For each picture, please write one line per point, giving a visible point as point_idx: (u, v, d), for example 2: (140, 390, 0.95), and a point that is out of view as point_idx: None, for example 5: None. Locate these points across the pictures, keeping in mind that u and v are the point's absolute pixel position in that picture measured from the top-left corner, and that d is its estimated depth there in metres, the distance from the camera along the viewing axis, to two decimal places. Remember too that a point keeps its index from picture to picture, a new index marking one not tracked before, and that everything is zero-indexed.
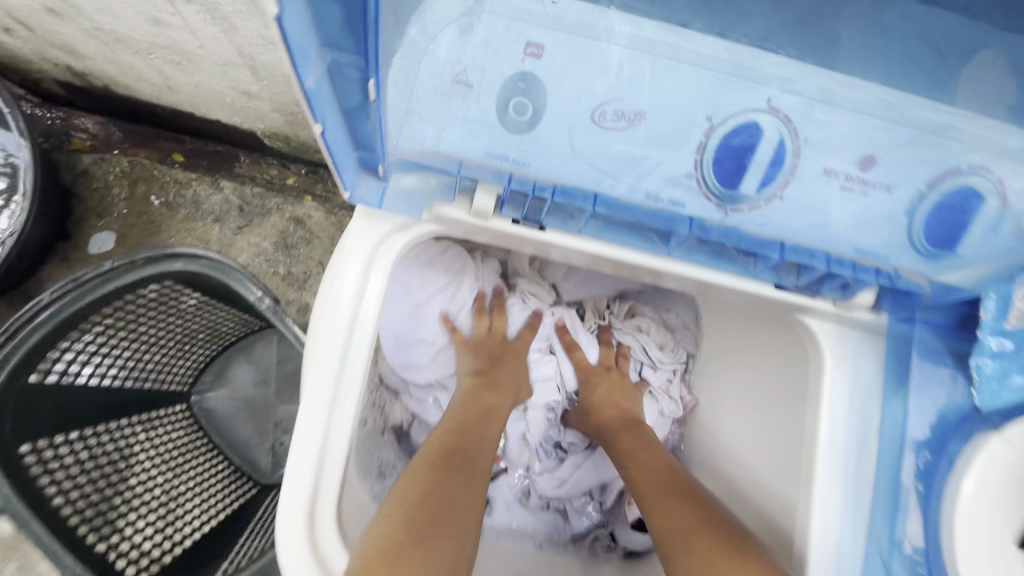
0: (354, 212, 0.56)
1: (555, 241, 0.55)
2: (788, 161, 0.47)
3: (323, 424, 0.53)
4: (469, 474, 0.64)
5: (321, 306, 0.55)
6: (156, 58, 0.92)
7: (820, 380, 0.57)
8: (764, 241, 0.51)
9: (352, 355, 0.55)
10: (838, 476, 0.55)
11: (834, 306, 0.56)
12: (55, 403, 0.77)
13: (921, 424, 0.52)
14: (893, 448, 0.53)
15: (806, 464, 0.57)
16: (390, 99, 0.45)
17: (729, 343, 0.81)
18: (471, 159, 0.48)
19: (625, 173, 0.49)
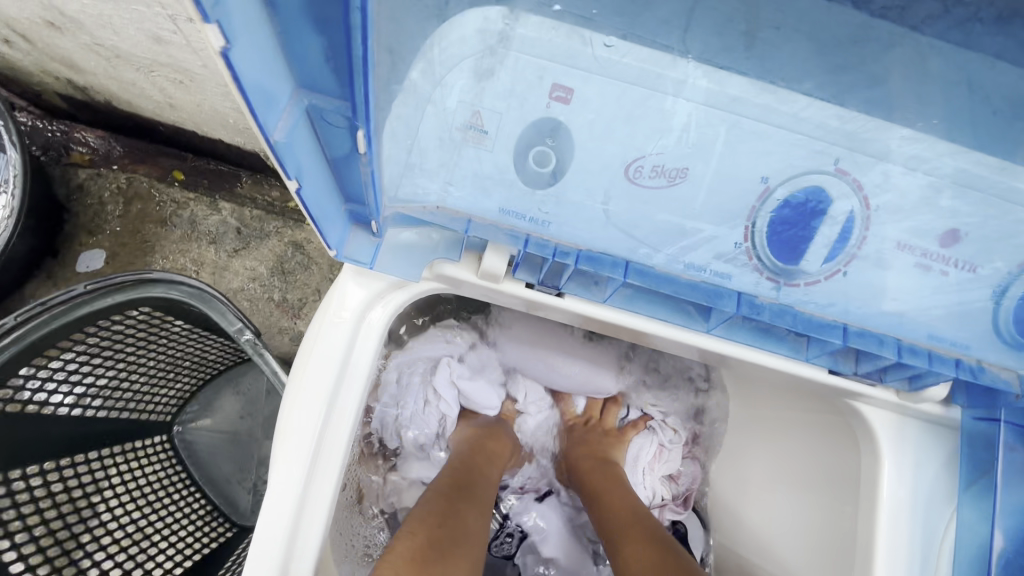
0: (344, 268, 0.52)
1: (573, 307, 0.51)
2: (857, 236, 0.44)
3: (300, 489, 0.49)
4: (475, 500, 0.62)
5: (302, 359, 0.51)
6: (158, 76, 0.89)
7: (878, 484, 0.52)
8: (823, 323, 0.47)
9: (336, 412, 0.51)
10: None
11: (897, 396, 0.52)
12: (12, 433, 0.72)
13: (1002, 539, 0.48)
14: (971, 563, 0.49)
15: (861, 573, 0.52)
16: (388, 149, 0.41)
17: (748, 413, 0.74)
18: (480, 217, 0.44)
19: (667, 244, 0.46)
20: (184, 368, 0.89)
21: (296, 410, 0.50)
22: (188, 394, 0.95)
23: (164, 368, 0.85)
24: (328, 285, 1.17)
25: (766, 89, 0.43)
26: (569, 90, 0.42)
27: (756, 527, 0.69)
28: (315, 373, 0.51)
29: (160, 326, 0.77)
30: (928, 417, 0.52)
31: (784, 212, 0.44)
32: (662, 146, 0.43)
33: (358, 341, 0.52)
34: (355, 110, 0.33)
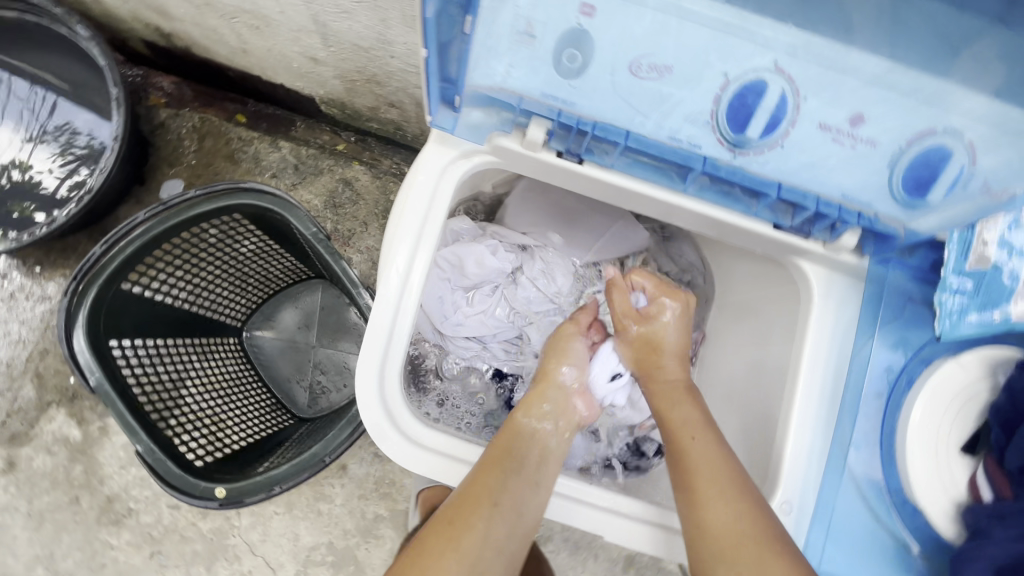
0: (428, 139, 0.60)
1: (586, 174, 0.58)
2: (787, 118, 0.49)
3: (385, 333, 0.57)
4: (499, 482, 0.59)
5: (391, 236, 0.58)
6: (238, 23, 1.03)
7: (808, 323, 0.62)
8: (764, 180, 0.53)
9: (411, 279, 0.58)
10: (815, 400, 0.60)
11: (823, 247, 0.60)
12: (139, 311, 0.85)
13: (887, 352, 0.59)
14: (860, 374, 0.59)
15: (787, 393, 0.61)
16: (478, 33, 0.47)
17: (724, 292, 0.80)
18: (530, 95, 0.51)
19: (653, 111, 0.51)
20: (254, 282, 1.03)
21: (383, 278, 0.57)
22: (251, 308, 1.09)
23: (241, 276, 0.99)
24: (373, 219, 1.32)
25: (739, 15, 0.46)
26: (594, 5, 0.46)
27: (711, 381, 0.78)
28: (397, 243, 0.58)
29: (243, 234, 0.90)
30: (848, 269, 0.60)
31: (735, 100, 0.49)
32: (654, 44, 0.48)
33: (426, 225, 0.59)
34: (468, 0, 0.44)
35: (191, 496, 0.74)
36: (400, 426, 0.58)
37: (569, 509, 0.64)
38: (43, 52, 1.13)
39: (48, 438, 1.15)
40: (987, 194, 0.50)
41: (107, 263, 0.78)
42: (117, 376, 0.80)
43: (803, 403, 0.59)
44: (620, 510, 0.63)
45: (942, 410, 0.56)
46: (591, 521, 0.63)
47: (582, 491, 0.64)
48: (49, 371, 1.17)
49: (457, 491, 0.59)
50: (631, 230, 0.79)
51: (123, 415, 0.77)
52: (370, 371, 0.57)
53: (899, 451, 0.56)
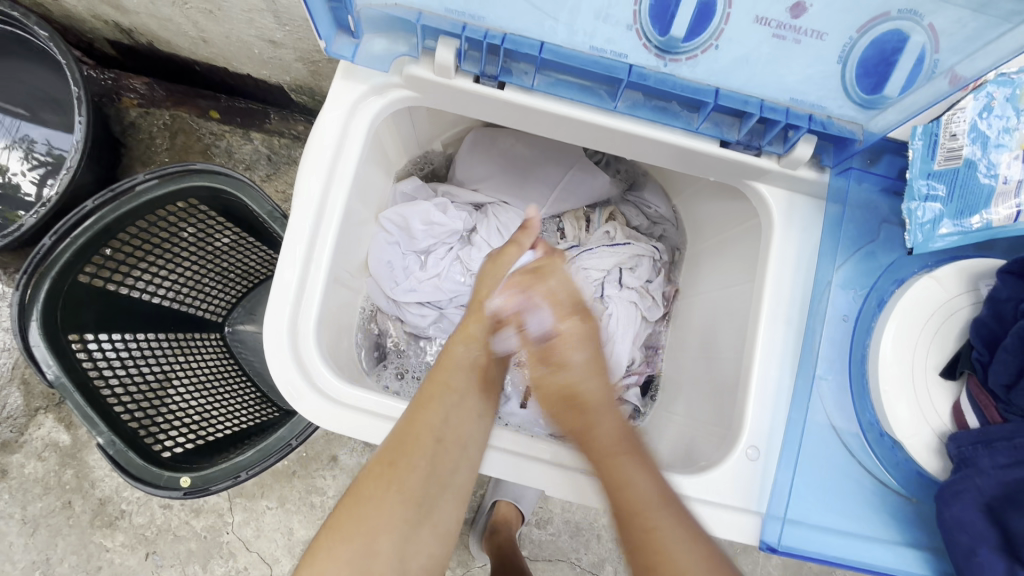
0: (335, 71, 0.56)
1: (513, 100, 0.55)
2: (719, 12, 0.45)
3: (299, 284, 0.55)
4: (423, 445, 0.57)
5: (301, 174, 0.55)
6: (191, 9, 1.01)
7: (768, 250, 0.60)
8: (698, 87, 0.51)
9: (325, 223, 0.56)
10: (777, 329, 0.58)
11: (777, 162, 0.57)
12: (101, 305, 0.83)
13: (848, 271, 0.57)
14: (822, 294, 0.57)
15: (751, 322, 0.60)
16: None
17: (701, 232, 0.76)
18: (429, 10, 0.48)
19: (561, 11, 0.47)
20: (235, 275, 1.00)
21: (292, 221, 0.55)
22: (234, 303, 1.06)
23: (219, 269, 0.96)
24: None
25: None
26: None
27: (686, 331, 0.76)
28: (308, 183, 0.55)
29: (211, 224, 0.88)
30: (810, 185, 0.58)
31: (656, 7, 0.45)
32: None
33: (336, 175, 0.56)
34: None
35: (153, 486, 0.72)
36: (323, 381, 0.56)
37: (543, 476, 0.59)
38: (8, 59, 1.10)
39: (38, 445, 1.15)
40: (956, 85, 0.46)
41: (59, 254, 0.76)
42: (77, 370, 0.78)
43: (768, 332, 0.58)
44: (587, 470, 0.59)
45: (920, 325, 0.52)
46: (559, 484, 0.58)
47: (552, 453, 0.60)
48: (34, 376, 1.16)
49: (394, 450, 0.56)
50: (594, 176, 0.78)
51: (83, 408, 0.75)
52: (281, 335, 0.54)
53: (872, 376, 0.53)
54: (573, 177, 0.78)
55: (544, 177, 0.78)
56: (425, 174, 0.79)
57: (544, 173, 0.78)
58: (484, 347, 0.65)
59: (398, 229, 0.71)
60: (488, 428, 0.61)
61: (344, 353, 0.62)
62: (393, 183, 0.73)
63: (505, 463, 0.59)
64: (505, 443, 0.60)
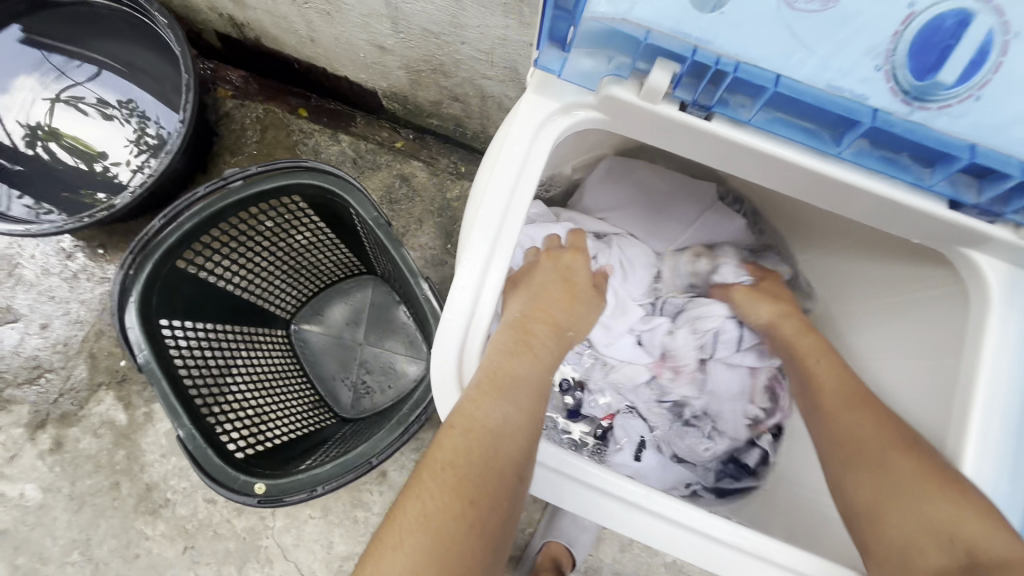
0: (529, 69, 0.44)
1: (716, 138, 0.40)
2: (990, 62, 0.32)
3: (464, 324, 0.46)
4: (514, 388, 0.47)
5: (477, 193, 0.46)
6: (309, 9, 1.02)
7: (981, 332, 0.48)
8: (946, 140, 0.35)
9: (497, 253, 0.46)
10: (995, 428, 0.46)
11: (1015, 237, 0.39)
12: (190, 291, 0.82)
13: None
14: None
15: (957, 416, 0.48)
16: None
17: (865, 289, 0.68)
18: (666, 27, 0.34)
19: (822, 42, 0.34)
20: (309, 274, 0.99)
21: (467, 241, 0.45)
22: (302, 301, 1.05)
23: (296, 266, 0.96)
24: (428, 217, 1.28)
25: None
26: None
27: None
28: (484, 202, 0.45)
29: (301, 219, 0.87)
30: None
31: (924, 36, 0.32)
32: None
33: (521, 183, 0.45)
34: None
35: (228, 490, 0.69)
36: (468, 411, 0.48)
37: (681, 543, 0.51)
38: (117, 40, 1.11)
39: (95, 421, 1.14)
40: None
41: (165, 238, 0.75)
42: (165, 356, 0.77)
43: (976, 439, 0.46)
44: (752, 552, 0.50)
45: None
46: (707, 557, 0.50)
47: (703, 521, 0.51)
48: (102, 352, 1.16)
49: (491, 379, 0.46)
50: (725, 219, 0.78)
51: (168, 397, 0.73)
52: (447, 358, 0.46)
53: None
54: (693, 208, 0.78)
55: (672, 215, 0.79)
56: (549, 197, 0.79)
57: (664, 202, 0.78)
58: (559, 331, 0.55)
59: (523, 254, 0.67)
60: (598, 469, 0.51)
61: None
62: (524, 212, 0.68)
63: (608, 508, 0.50)
64: (605, 484, 0.50)
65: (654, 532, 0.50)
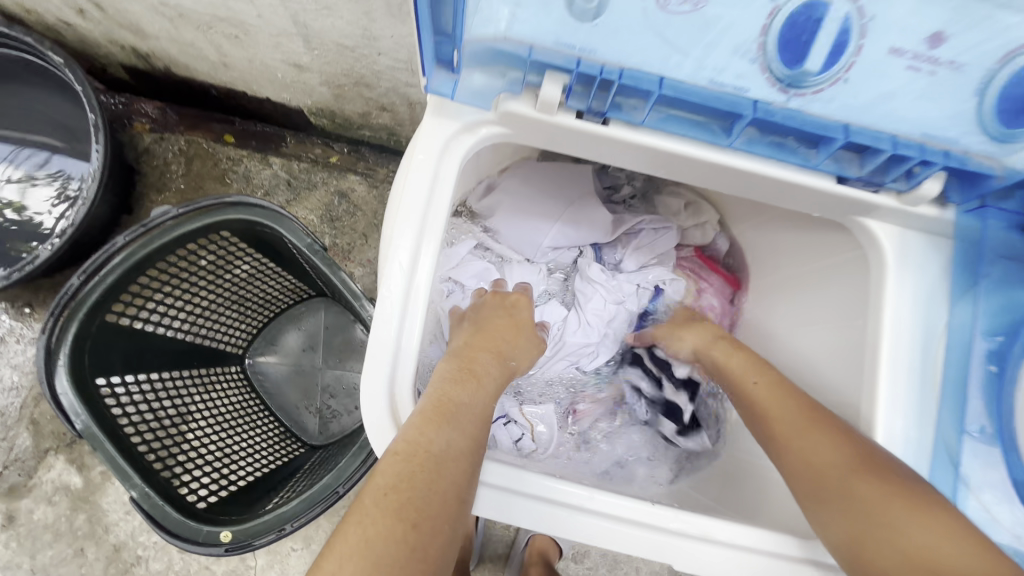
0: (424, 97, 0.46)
1: (619, 142, 0.41)
2: (852, 44, 0.34)
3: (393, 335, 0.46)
4: (457, 416, 0.47)
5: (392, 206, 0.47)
6: (215, 33, 0.97)
7: (881, 290, 0.51)
8: (824, 123, 0.37)
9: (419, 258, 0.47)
10: (904, 381, 0.49)
11: (897, 202, 0.42)
12: (128, 345, 0.79)
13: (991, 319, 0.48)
14: (964, 347, 0.48)
15: (867, 371, 0.51)
16: None
17: (786, 263, 0.69)
18: (548, 44, 0.35)
19: (692, 45, 0.35)
20: (254, 304, 0.94)
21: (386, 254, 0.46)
22: (254, 333, 1.01)
23: (241, 299, 0.91)
24: (372, 230, 1.27)
25: None
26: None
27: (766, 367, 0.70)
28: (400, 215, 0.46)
29: (239, 256, 0.83)
30: (927, 222, 0.50)
31: (792, 27, 0.34)
32: None
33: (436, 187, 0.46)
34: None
35: (194, 543, 0.67)
36: None
37: (628, 535, 0.51)
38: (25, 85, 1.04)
39: (48, 488, 1.08)
40: None
41: (88, 294, 0.72)
42: (105, 418, 0.73)
43: (889, 391, 0.49)
44: (688, 532, 0.51)
45: None
46: (658, 548, 0.51)
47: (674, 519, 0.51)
48: (44, 417, 1.10)
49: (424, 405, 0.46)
50: (593, 210, 0.73)
51: (116, 459, 0.71)
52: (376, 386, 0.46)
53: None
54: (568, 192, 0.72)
55: (530, 220, 0.72)
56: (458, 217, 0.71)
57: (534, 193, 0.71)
58: (501, 362, 0.56)
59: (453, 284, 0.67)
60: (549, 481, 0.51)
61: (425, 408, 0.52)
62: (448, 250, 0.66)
63: (550, 516, 0.50)
64: (543, 490, 0.51)
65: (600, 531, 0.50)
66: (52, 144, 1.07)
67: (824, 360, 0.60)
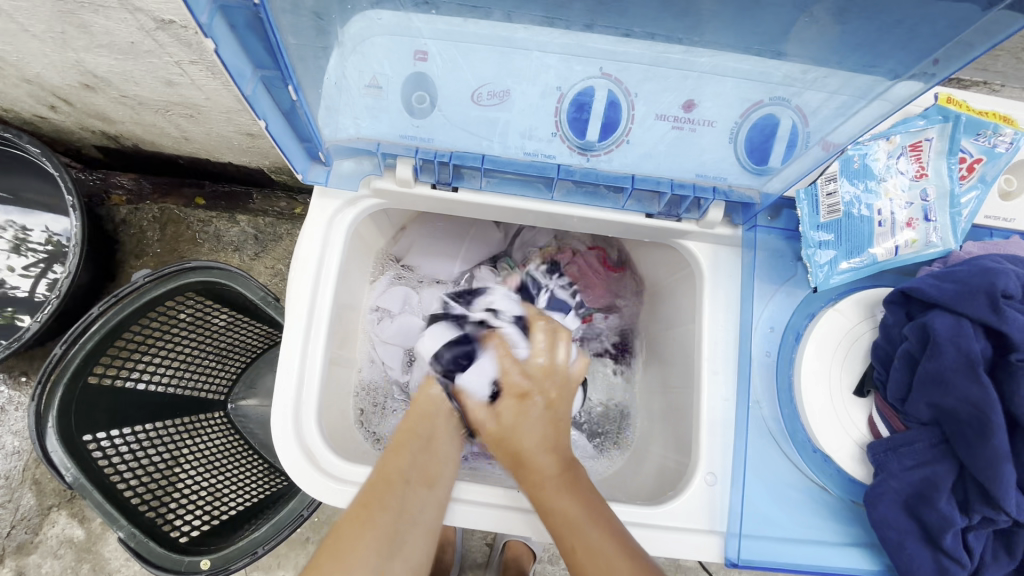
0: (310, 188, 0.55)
1: (469, 201, 0.52)
2: (624, 116, 0.43)
3: (299, 382, 0.51)
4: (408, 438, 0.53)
5: (293, 271, 0.53)
6: (173, 114, 1.03)
7: (702, 302, 0.52)
8: (616, 175, 0.48)
9: (319, 310, 0.53)
10: (720, 389, 0.50)
11: (697, 226, 0.52)
12: (109, 403, 0.88)
13: (782, 317, 0.50)
14: (760, 348, 0.50)
15: (694, 386, 0.51)
16: (314, 97, 0.42)
17: (652, 275, 0.67)
18: (388, 140, 0.46)
19: (494, 134, 0.45)
20: (232, 353, 1.02)
21: (290, 310, 0.52)
22: (233, 378, 1.07)
23: (219, 350, 0.99)
24: None
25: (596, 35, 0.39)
26: (426, 49, 0.40)
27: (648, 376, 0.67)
28: (298, 280, 0.53)
29: (208, 311, 0.91)
30: (727, 243, 0.52)
31: (574, 109, 0.43)
32: (487, 70, 0.41)
33: (328, 251, 0.54)
34: (285, 70, 0.38)
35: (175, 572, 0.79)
36: (325, 459, 0.52)
37: (520, 519, 0.52)
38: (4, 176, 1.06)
39: (53, 542, 1.16)
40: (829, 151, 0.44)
41: (68, 361, 0.81)
42: (92, 468, 0.83)
43: (709, 397, 0.49)
44: None
45: (832, 366, 0.46)
46: (551, 532, 0.52)
47: None
48: (45, 476, 1.18)
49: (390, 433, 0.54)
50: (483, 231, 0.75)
51: (102, 505, 0.80)
52: (288, 435, 0.50)
53: (820, 443, 0.46)
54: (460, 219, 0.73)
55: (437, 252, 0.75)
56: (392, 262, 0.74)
57: (425, 228, 0.73)
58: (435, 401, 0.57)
59: (380, 312, 0.71)
60: None
61: (353, 435, 0.60)
62: (370, 282, 0.70)
63: None
64: None
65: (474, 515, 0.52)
66: (31, 210, 1.08)
67: (676, 373, 0.59)
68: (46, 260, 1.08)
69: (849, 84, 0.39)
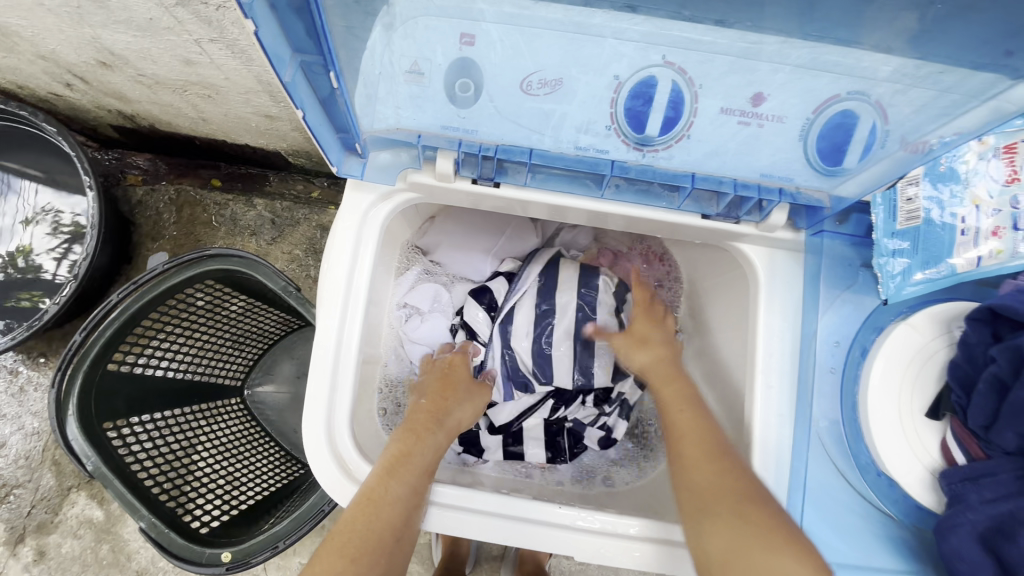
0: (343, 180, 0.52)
1: (512, 197, 0.49)
2: (687, 109, 0.39)
3: (331, 383, 0.49)
4: (410, 470, 0.51)
5: (325, 267, 0.51)
6: (191, 93, 1.00)
7: (757, 310, 0.50)
8: (674, 172, 0.44)
9: (353, 308, 0.51)
10: (774, 403, 0.48)
11: (756, 229, 0.49)
12: (129, 391, 0.87)
13: (845, 329, 0.47)
14: (821, 362, 0.47)
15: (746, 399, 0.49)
16: (350, 83, 0.39)
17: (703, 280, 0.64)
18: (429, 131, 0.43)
19: (545, 127, 0.42)
20: (250, 340, 1.00)
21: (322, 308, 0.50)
22: (252, 365, 1.06)
23: (238, 337, 0.97)
24: None
25: (668, 19, 0.35)
26: (476, 33, 0.37)
27: None
28: (330, 277, 0.51)
29: (227, 299, 0.89)
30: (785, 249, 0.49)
31: (635, 101, 0.39)
32: (541, 55, 0.38)
33: (361, 246, 0.52)
34: (327, 56, 0.36)
35: (196, 563, 0.78)
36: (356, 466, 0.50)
37: (560, 536, 0.50)
38: (23, 151, 1.03)
39: (73, 523, 1.17)
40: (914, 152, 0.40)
41: (87, 348, 0.80)
42: (113, 456, 0.82)
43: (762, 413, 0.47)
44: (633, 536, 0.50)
45: (902, 383, 0.43)
46: (592, 550, 0.49)
47: (592, 519, 0.50)
48: (65, 458, 1.18)
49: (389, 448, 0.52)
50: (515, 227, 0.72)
51: (123, 494, 0.79)
52: (320, 441, 0.48)
53: (886, 467, 0.43)
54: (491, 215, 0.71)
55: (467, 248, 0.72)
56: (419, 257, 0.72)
57: (455, 222, 0.70)
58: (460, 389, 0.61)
59: (408, 309, 0.68)
60: (482, 494, 0.51)
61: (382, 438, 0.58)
62: (396, 277, 0.67)
63: (468, 519, 0.50)
64: (468, 501, 0.51)
65: (513, 531, 0.50)
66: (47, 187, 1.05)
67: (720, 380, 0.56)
68: (64, 241, 1.05)
69: (947, 78, 0.35)
